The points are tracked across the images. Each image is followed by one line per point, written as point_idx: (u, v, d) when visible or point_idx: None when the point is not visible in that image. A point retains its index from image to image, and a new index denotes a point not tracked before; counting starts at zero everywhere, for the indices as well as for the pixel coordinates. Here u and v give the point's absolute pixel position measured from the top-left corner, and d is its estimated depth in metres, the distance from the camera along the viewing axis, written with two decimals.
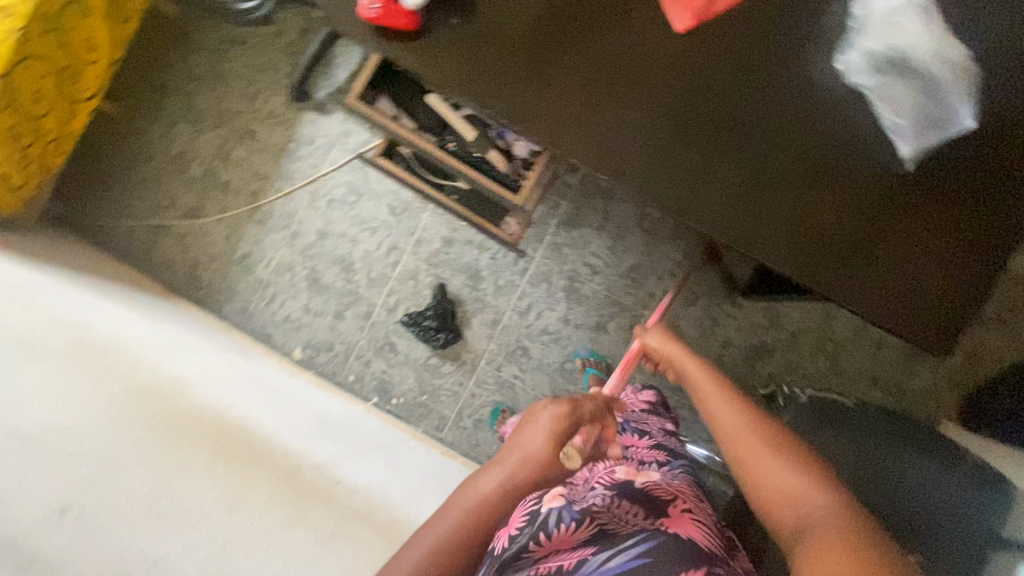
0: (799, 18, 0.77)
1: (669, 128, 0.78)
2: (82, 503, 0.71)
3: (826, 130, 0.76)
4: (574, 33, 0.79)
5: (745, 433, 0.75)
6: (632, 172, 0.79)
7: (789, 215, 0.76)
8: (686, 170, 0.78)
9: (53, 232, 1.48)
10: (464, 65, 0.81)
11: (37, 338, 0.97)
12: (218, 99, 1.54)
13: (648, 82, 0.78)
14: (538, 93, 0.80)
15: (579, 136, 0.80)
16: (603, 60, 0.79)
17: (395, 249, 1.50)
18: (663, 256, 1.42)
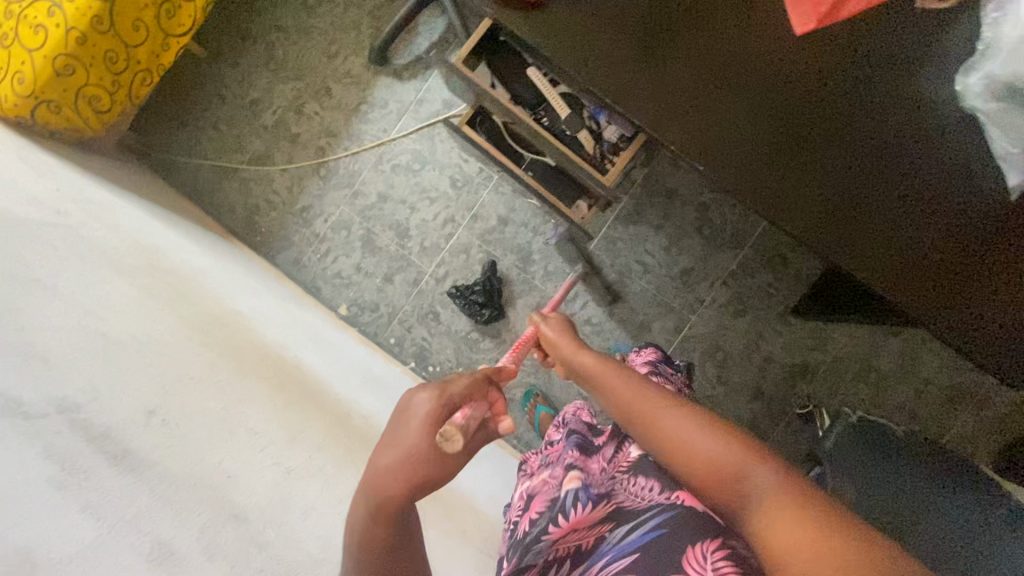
0: (922, 35, 0.76)
1: (766, 130, 0.79)
2: (165, 409, 0.68)
3: (926, 149, 0.76)
4: (691, 21, 0.80)
5: (663, 415, 0.66)
6: (724, 169, 0.80)
7: (874, 229, 0.77)
8: (777, 173, 0.79)
9: (126, 161, 1.52)
10: (577, 40, 0.82)
11: (120, 255, 1.01)
12: (299, 53, 1.57)
13: (751, 81, 0.79)
14: (644, 76, 0.81)
15: (680, 124, 0.81)
16: (712, 53, 0.79)
17: (451, 222, 1.52)
18: (718, 264, 1.42)
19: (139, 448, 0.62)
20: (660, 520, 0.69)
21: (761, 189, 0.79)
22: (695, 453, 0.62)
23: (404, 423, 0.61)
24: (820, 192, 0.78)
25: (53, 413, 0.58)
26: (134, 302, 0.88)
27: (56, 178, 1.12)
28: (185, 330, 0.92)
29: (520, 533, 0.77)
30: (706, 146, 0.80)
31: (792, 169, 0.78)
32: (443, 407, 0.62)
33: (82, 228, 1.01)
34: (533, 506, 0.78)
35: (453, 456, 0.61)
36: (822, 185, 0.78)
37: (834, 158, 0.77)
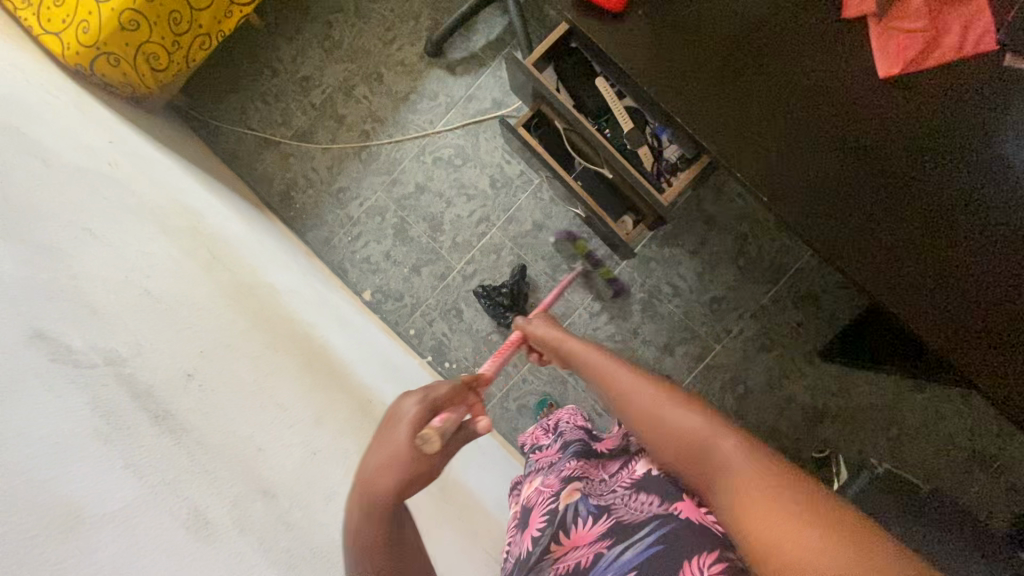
0: (1006, 89, 0.74)
1: (832, 165, 0.78)
2: (202, 373, 0.69)
3: (993, 205, 0.74)
4: (771, 51, 0.79)
5: (639, 394, 0.66)
6: (786, 200, 0.79)
7: (932, 278, 0.75)
8: (838, 209, 0.77)
9: (171, 122, 1.53)
10: (655, 54, 0.81)
11: (164, 215, 1.00)
12: (355, 35, 1.58)
13: (823, 117, 0.78)
14: (715, 98, 0.80)
15: (748, 152, 0.79)
16: (787, 84, 0.79)
17: (486, 221, 1.51)
18: (749, 297, 1.40)
19: (178, 408, 0.61)
20: (659, 535, 0.62)
21: (819, 224, 0.78)
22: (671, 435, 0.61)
23: (389, 428, 0.61)
24: (879, 234, 0.76)
25: (101, 363, 0.57)
26: (176, 264, 0.88)
27: (107, 131, 1.13)
28: (221, 297, 0.91)
29: (523, 553, 0.76)
30: (770, 175, 0.79)
31: (854, 207, 0.77)
32: (425, 411, 0.61)
33: (129, 183, 1.01)
34: (534, 523, 0.79)
35: (432, 459, 0.60)
36: (883, 226, 0.76)
37: (898, 202, 0.76)
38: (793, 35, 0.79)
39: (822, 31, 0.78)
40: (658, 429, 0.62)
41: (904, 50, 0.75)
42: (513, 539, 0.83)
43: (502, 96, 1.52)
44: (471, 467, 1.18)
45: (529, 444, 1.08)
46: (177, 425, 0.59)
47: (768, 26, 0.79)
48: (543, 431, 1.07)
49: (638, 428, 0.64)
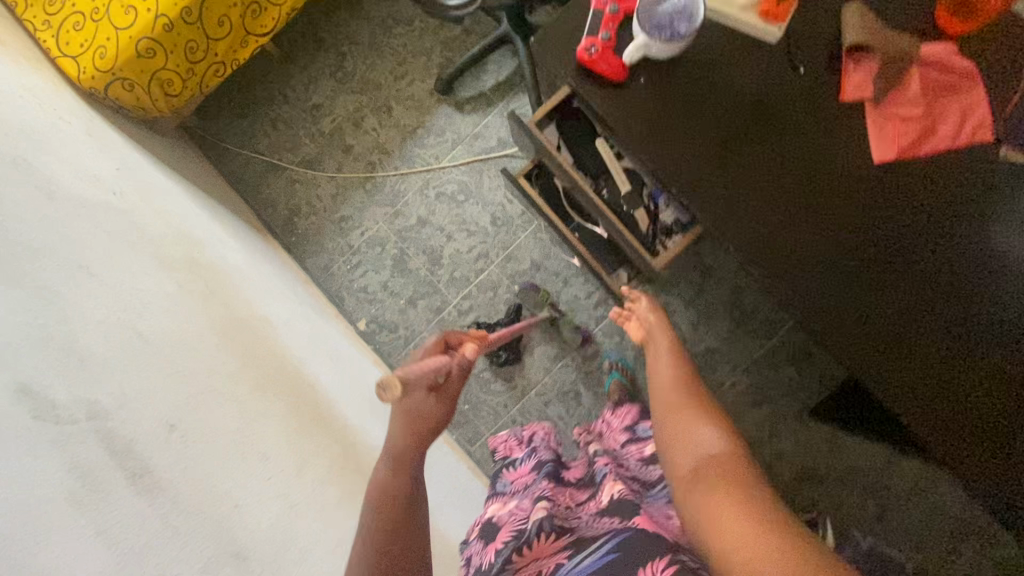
0: (998, 179, 0.74)
1: (827, 244, 0.78)
2: (185, 424, 0.69)
3: (983, 293, 0.74)
4: (767, 129, 0.80)
5: (671, 390, 0.85)
6: (777, 276, 0.80)
7: (920, 363, 0.75)
8: (831, 287, 0.78)
9: (181, 143, 1.55)
10: (652, 125, 0.83)
11: (163, 247, 1.01)
12: (367, 68, 1.61)
13: (820, 196, 0.79)
14: (711, 174, 0.81)
15: (740, 227, 0.81)
16: (784, 163, 0.80)
17: (484, 258, 1.52)
18: (743, 350, 1.40)
19: (155, 463, 0.61)
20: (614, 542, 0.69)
21: (812, 301, 0.78)
22: (689, 436, 0.75)
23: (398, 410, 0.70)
24: (871, 316, 0.76)
25: (82, 419, 0.58)
26: (170, 300, 0.89)
27: (116, 157, 1.15)
28: (213, 334, 0.92)
29: (486, 565, 0.82)
30: (763, 250, 0.80)
31: (846, 286, 0.77)
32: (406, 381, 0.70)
33: (133, 212, 1.02)
34: (501, 537, 0.85)
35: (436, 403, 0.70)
36: (875, 307, 0.76)
37: (892, 285, 0.76)
38: (790, 116, 0.80)
39: (819, 114, 0.79)
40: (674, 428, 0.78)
41: (900, 136, 0.76)
42: (475, 552, 0.89)
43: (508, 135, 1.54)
44: (449, 513, 1.18)
45: (500, 456, 1.17)
46: (152, 483, 0.59)
47: (766, 104, 0.80)
48: (514, 442, 1.18)
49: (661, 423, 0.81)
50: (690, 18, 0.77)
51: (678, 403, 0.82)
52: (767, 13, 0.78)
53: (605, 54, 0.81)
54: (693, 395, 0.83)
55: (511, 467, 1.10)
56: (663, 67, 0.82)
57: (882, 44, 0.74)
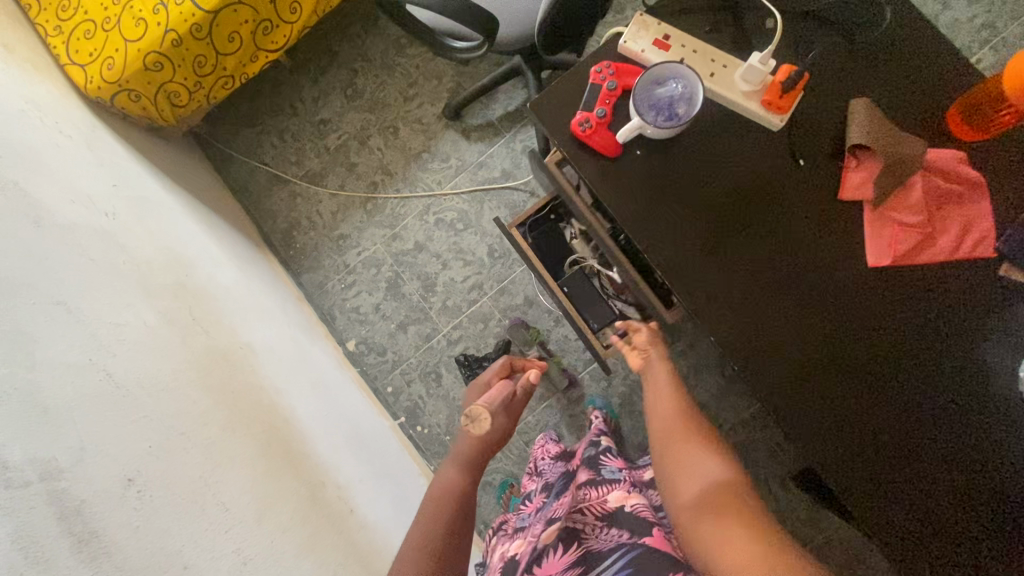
0: (978, 297, 0.75)
1: (823, 353, 0.77)
2: (144, 478, 0.69)
3: (957, 409, 0.75)
4: (761, 222, 0.79)
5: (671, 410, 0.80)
6: (769, 380, 0.78)
7: (888, 473, 0.75)
8: (823, 397, 0.77)
9: (186, 149, 1.56)
10: (644, 204, 0.81)
11: (151, 273, 1.02)
12: (378, 86, 1.60)
13: (819, 302, 0.78)
14: (702, 259, 0.79)
15: (726, 317, 0.79)
16: (778, 263, 0.79)
17: (478, 289, 1.50)
18: (730, 408, 1.37)
19: (106, 525, 0.61)
20: (625, 560, 0.71)
21: (803, 410, 0.77)
22: (692, 464, 0.70)
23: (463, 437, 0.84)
24: (862, 430, 0.76)
25: (35, 480, 0.58)
26: (150, 333, 0.89)
27: (114, 172, 1.15)
28: (190, 370, 0.92)
29: None
30: (757, 352, 0.78)
31: (838, 398, 0.77)
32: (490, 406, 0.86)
33: (124, 235, 1.03)
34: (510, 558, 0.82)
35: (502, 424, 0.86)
36: (865, 422, 0.76)
37: (882, 400, 0.76)
38: (786, 212, 0.79)
39: (817, 209, 0.78)
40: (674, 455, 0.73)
41: (897, 243, 0.76)
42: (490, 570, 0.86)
43: (512, 167, 1.52)
44: None
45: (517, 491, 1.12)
46: (98, 549, 0.59)
47: (768, 195, 0.79)
48: (530, 476, 1.10)
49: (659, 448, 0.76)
50: (689, 100, 0.77)
51: (679, 429, 0.76)
52: (769, 103, 0.78)
53: (599, 130, 0.79)
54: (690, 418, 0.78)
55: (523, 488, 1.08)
56: (660, 146, 0.81)
57: (889, 146, 0.73)
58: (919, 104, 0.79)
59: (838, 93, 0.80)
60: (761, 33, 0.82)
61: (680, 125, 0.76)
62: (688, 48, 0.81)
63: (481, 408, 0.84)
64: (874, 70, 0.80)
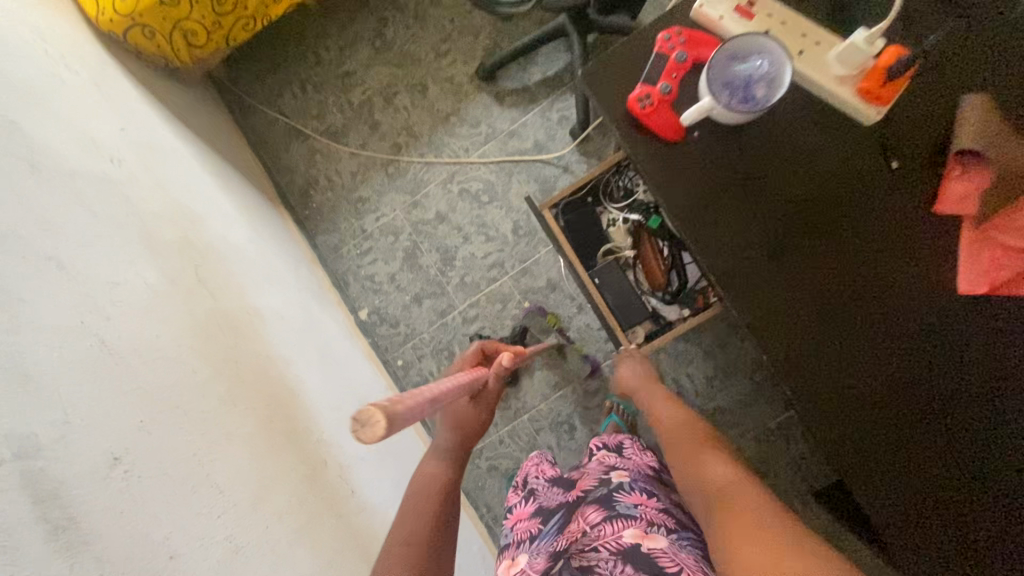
0: None
1: (880, 379, 0.71)
2: (133, 456, 0.64)
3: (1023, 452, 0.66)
4: (826, 224, 0.72)
5: (678, 429, 0.81)
6: (806, 391, 0.73)
7: (918, 496, 0.70)
8: (872, 426, 0.72)
9: (204, 95, 1.47)
10: (698, 189, 0.74)
11: (156, 227, 0.96)
12: (409, 39, 1.48)
13: (882, 324, 0.71)
14: (751, 255, 0.74)
15: (766, 316, 0.73)
16: (839, 276, 0.72)
17: (499, 267, 1.42)
18: (757, 417, 1.28)
19: (87, 510, 0.57)
20: None
21: (847, 435, 0.72)
22: (696, 465, 0.70)
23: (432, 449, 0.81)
24: (908, 464, 0.71)
25: (9, 460, 0.53)
26: (150, 295, 0.83)
27: (123, 114, 1.07)
28: (191, 337, 0.86)
29: None
30: (805, 371, 0.73)
31: (888, 427, 0.71)
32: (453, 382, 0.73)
33: (129, 185, 0.96)
34: None
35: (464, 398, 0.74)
36: (916, 456, 0.70)
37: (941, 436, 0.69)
38: (857, 218, 0.71)
39: (893, 217, 0.70)
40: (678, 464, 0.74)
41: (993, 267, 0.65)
42: None
43: (545, 139, 1.40)
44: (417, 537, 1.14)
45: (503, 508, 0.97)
46: (76, 538, 0.54)
47: (835, 198, 0.72)
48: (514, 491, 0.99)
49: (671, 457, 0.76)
50: (771, 81, 0.69)
51: (689, 439, 0.77)
52: (867, 91, 0.69)
53: (660, 110, 0.73)
54: (697, 434, 0.78)
55: (511, 509, 0.92)
56: (728, 132, 0.73)
57: (1004, 156, 0.64)
58: None
59: (950, 86, 0.69)
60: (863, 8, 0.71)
61: (758, 109, 0.68)
62: (775, 18, 0.73)
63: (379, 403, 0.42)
64: (1001, 58, 0.68)
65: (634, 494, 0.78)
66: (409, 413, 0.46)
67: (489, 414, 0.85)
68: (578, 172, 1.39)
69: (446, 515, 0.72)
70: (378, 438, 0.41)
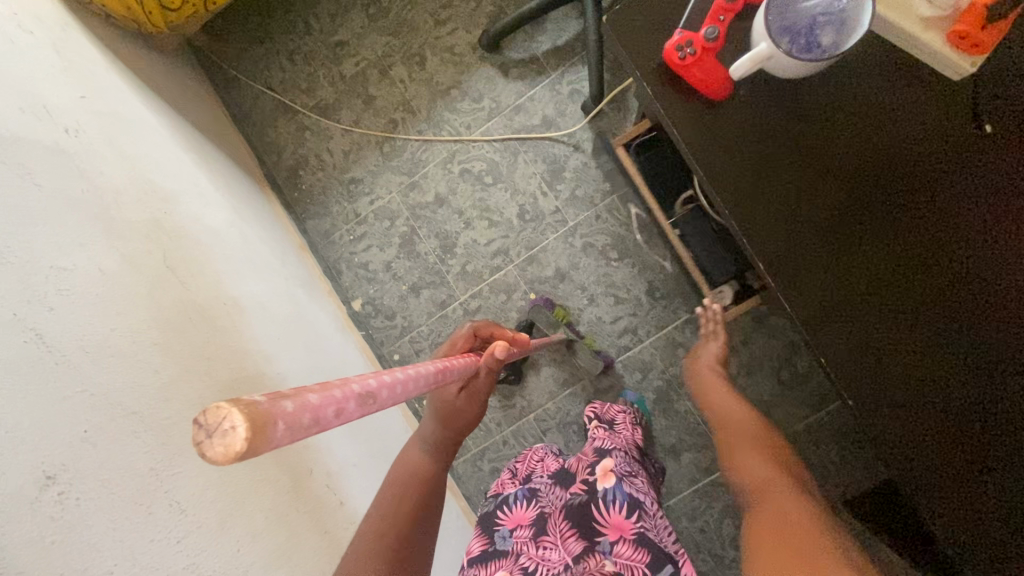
0: None
1: (953, 372, 0.62)
2: (72, 474, 0.54)
3: None
4: (856, 151, 0.66)
5: (744, 424, 0.84)
6: (831, 329, 0.67)
7: (958, 450, 0.62)
8: (938, 425, 0.63)
9: (184, 66, 1.36)
10: (718, 118, 0.70)
11: (119, 205, 0.85)
12: (407, 5, 1.36)
13: (954, 306, 0.63)
14: (772, 185, 0.68)
15: (784, 246, 0.68)
16: (870, 204, 0.65)
17: (503, 254, 1.31)
18: (783, 419, 1.18)
19: (8, 541, 0.47)
20: None
21: (902, 426, 0.64)
22: (754, 465, 0.73)
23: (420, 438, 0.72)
24: (950, 414, 0.62)
25: None
26: (107, 281, 0.73)
27: (85, 80, 0.96)
28: (155, 331, 0.76)
29: None
30: (858, 358, 0.66)
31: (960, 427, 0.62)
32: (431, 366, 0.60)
33: (89, 157, 0.85)
34: None
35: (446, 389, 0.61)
36: (980, 448, 0.61)
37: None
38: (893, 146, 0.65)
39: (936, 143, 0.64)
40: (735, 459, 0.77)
41: None
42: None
43: (555, 115, 1.29)
44: None
45: (491, 493, 0.89)
46: None
47: (868, 125, 0.66)
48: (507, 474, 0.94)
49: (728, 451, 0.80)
50: (841, 25, 0.63)
51: (753, 437, 0.80)
52: (959, 36, 0.60)
53: (703, 59, 0.67)
54: (763, 436, 0.80)
55: (504, 505, 0.83)
56: (777, 88, 0.68)
57: None
58: None
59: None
60: None
61: (824, 56, 0.63)
62: None
63: (249, 403, 0.28)
64: None
65: (613, 517, 0.76)
66: (311, 410, 0.32)
67: (483, 405, 0.72)
68: (590, 151, 1.27)
69: (430, 505, 0.68)
70: (236, 455, 0.26)
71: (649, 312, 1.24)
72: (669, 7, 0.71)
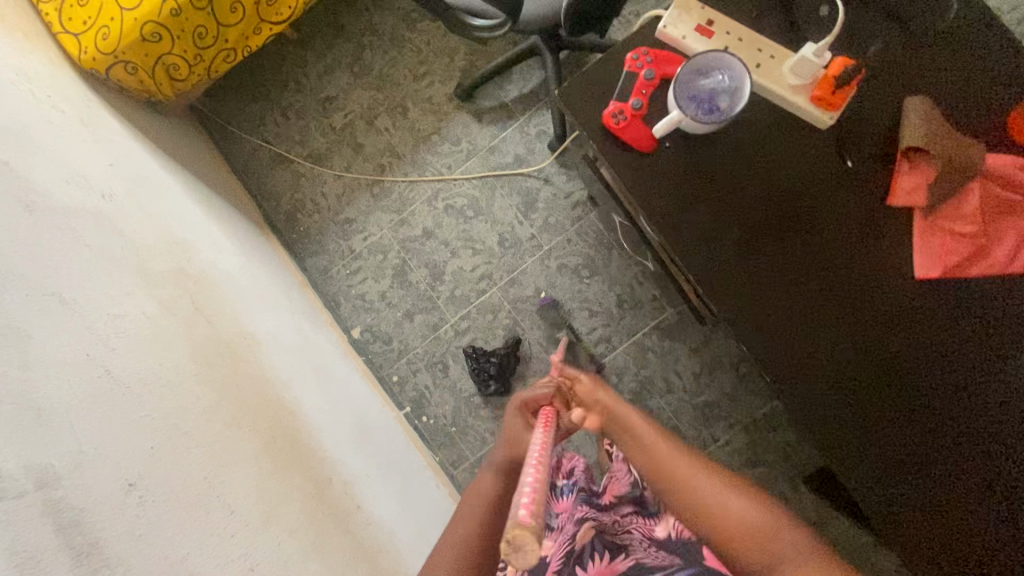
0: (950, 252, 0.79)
1: (833, 348, 0.81)
2: (147, 482, 0.66)
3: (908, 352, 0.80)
4: (753, 177, 0.84)
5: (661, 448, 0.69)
6: (745, 319, 0.83)
7: (836, 402, 0.81)
8: (834, 395, 0.81)
9: (187, 127, 1.50)
10: (649, 159, 0.86)
11: (149, 256, 0.97)
12: (386, 62, 1.53)
13: (825, 294, 0.82)
14: (693, 209, 0.85)
15: (707, 256, 0.84)
16: (766, 221, 0.84)
17: (487, 279, 1.45)
18: (744, 408, 1.33)
19: (105, 534, 0.59)
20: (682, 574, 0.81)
21: (802, 390, 0.82)
22: (735, 518, 0.65)
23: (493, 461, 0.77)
24: (829, 376, 0.81)
25: (31, 490, 0.55)
26: (150, 324, 0.85)
27: (112, 151, 1.09)
28: (193, 363, 0.88)
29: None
30: (793, 369, 0.82)
31: (853, 399, 0.81)
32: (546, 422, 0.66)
33: (122, 217, 0.97)
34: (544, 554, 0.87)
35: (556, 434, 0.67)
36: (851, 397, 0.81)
37: (901, 404, 0.80)
38: (782, 171, 0.84)
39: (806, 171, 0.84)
40: (703, 510, 0.66)
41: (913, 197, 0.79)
42: None
43: (525, 153, 1.46)
44: None
45: None
46: (99, 562, 0.57)
47: (759, 150, 0.85)
48: None
49: (675, 498, 0.67)
50: (733, 93, 0.82)
51: (684, 469, 0.68)
52: (820, 99, 0.82)
53: (633, 123, 0.84)
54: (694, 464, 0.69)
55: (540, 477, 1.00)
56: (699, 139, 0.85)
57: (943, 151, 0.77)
58: (975, 105, 0.82)
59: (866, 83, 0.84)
60: (820, 27, 0.87)
61: (720, 118, 0.82)
62: (731, 35, 0.86)
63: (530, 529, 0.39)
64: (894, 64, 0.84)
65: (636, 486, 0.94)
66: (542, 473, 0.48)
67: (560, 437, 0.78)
68: (558, 183, 1.44)
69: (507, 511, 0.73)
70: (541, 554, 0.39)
71: (620, 321, 1.39)
72: (610, 73, 0.88)
